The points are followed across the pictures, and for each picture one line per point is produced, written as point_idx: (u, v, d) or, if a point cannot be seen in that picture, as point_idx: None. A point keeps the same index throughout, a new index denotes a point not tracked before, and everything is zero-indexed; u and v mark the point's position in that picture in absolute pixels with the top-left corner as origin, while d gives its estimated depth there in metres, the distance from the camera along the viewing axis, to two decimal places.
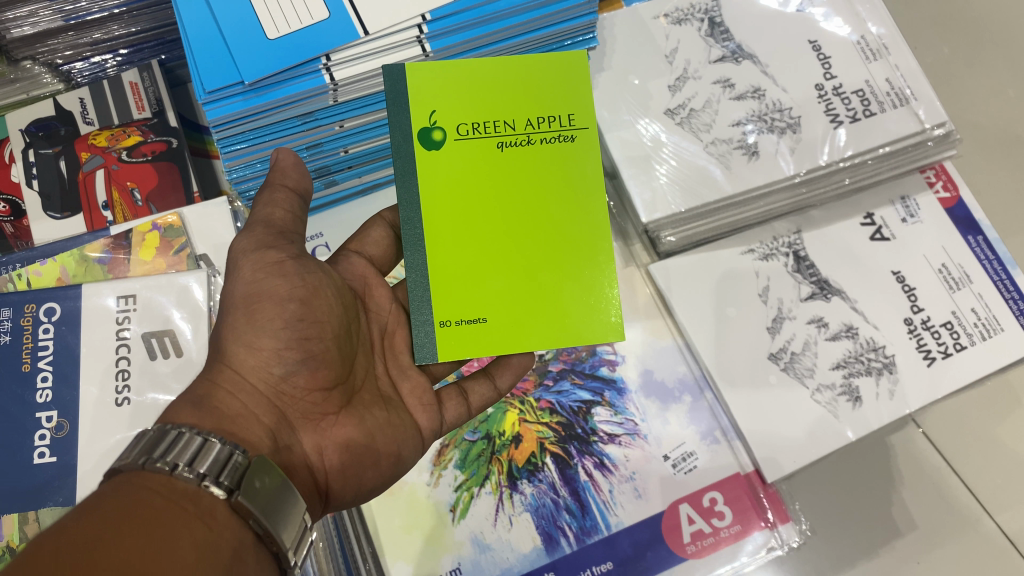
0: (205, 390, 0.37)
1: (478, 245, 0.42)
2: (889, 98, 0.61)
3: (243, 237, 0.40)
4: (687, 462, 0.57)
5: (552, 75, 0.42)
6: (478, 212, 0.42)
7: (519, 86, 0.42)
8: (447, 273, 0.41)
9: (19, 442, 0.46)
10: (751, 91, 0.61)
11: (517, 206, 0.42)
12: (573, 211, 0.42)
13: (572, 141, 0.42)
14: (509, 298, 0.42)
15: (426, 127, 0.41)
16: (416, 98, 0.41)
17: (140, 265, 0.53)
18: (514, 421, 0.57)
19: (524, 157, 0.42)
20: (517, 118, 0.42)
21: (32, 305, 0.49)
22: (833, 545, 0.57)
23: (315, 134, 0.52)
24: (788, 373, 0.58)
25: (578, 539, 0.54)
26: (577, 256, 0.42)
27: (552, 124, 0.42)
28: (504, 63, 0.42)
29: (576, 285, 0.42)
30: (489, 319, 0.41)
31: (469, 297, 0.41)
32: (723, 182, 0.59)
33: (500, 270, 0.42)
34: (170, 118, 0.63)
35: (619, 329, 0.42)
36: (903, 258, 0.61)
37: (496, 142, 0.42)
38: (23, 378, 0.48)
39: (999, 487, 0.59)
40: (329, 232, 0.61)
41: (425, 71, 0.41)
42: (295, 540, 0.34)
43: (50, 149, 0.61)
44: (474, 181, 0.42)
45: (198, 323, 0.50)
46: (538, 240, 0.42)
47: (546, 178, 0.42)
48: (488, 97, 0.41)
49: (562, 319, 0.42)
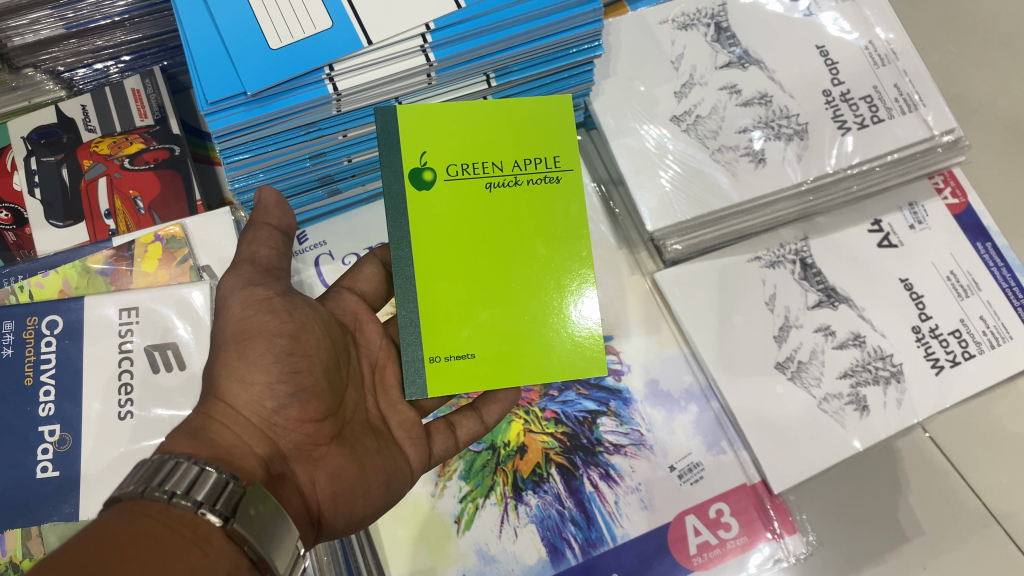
0: (200, 423, 0.36)
1: (466, 282, 0.41)
2: (897, 104, 0.60)
3: (230, 276, 0.40)
4: (694, 473, 0.56)
5: (540, 116, 0.42)
6: (465, 250, 0.41)
7: (507, 128, 0.41)
8: (436, 309, 0.41)
9: (23, 456, 0.46)
10: (758, 97, 0.61)
11: (504, 244, 0.41)
12: (559, 249, 0.42)
13: (558, 182, 0.42)
14: (497, 333, 0.41)
15: (417, 167, 0.41)
16: (407, 139, 0.41)
17: (142, 277, 0.52)
18: (519, 431, 0.57)
19: (511, 196, 0.41)
20: (505, 159, 0.41)
21: (34, 318, 0.49)
22: (840, 550, 0.57)
23: (318, 144, 0.51)
24: (794, 383, 0.58)
25: (583, 551, 0.54)
26: (561, 293, 0.42)
27: (538, 165, 0.42)
28: (493, 104, 0.41)
29: (560, 322, 0.42)
30: (477, 353, 0.41)
31: (457, 333, 0.41)
32: (729, 190, 0.58)
33: (488, 306, 0.41)
34: (173, 125, 0.62)
35: (601, 365, 0.42)
36: (912, 265, 0.61)
37: (484, 183, 0.41)
38: (25, 392, 0.48)
39: (1005, 487, 0.59)
40: (333, 240, 0.61)
41: (417, 112, 0.41)
42: (290, 565, 0.34)
43: (52, 156, 0.61)
44: (462, 220, 0.41)
45: (201, 335, 0.50)
46: (524, 277, 0.42)
47: (532, 217, 0.42)
48: (477, 139, 0.41)
49: (547, 354, 0.42)
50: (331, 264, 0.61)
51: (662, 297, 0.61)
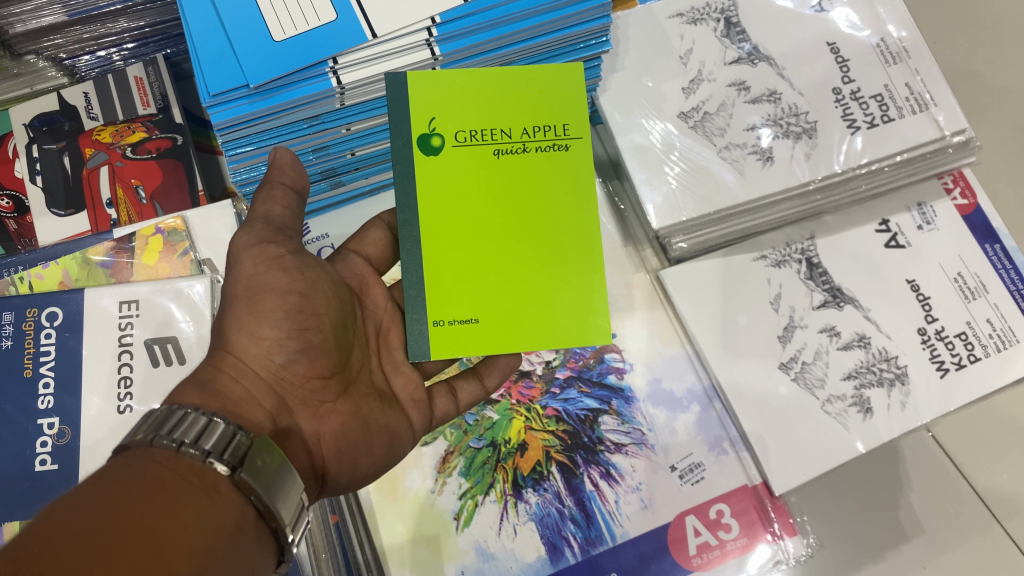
0: (209, 374, 0.36)
1: (472, 247, 0.41)
2: (908, 103, 0.59)
3: (242, 232, 0.39)
4: (695, 473, 0.56)
5: (555, 85, 0.41)
6: (472, 217, 0.41)
7: (517, 96, 0.41)
8: (441, 273, 0.41)
9: (21, 449, 0.46)
10: (767, 94, 0.60)
11: (511, 211, 0.41)
12: (566, 219, 0.41)
13: (566, 151, 0.41)
14: (501, 300, 0.41)
15: (425, 133, 0.40)
16: (416, 104, 0.40)
17: (143, 269, 0.52)
18: (520, 429, 0.57)
19: (519, 165, 0.41)
20: (513, 127, 0.41)
21: (34, 309, 0.49)
22: (840, 550, 0.58)
23: (321, 137, 0.51)
24: (798, 383, 0.57)
25: (583, 550, 0.54)
26: (566, 263, 0.42)
27: (547, 134, 0.41)
28: (503, 72, 0.41)
29: (565, 290, 0.42)
30: (480, 319, 0.41)
31: (461, 298, 0.41)
32: (735, 188, 0.58)
33: (493, 274, 0.41)
34: (175, 114, 0.62)
35: (604, 334, 0.41)
36: (919, 266, 0.60)
37: (492, 150, 0.41)
38: (25, 384, 0.48)
39: (1007, 485, 0.59)
40: (336, 233, 0.61)
41: (425, 78, 0.40)
42: (295, 517, 0.34)
43: (54, 144, 0.61)
44: (469, 188, 0.41)
45: (201, 328, 0.50)
46: (529, 246, 0.41)
47: (539, 188, 0.41)
48: (487, 106, 0.40)
49: (550, 321, 0.41)
50: (334, 257, 0.60)
51: (665, 295, 0.60)
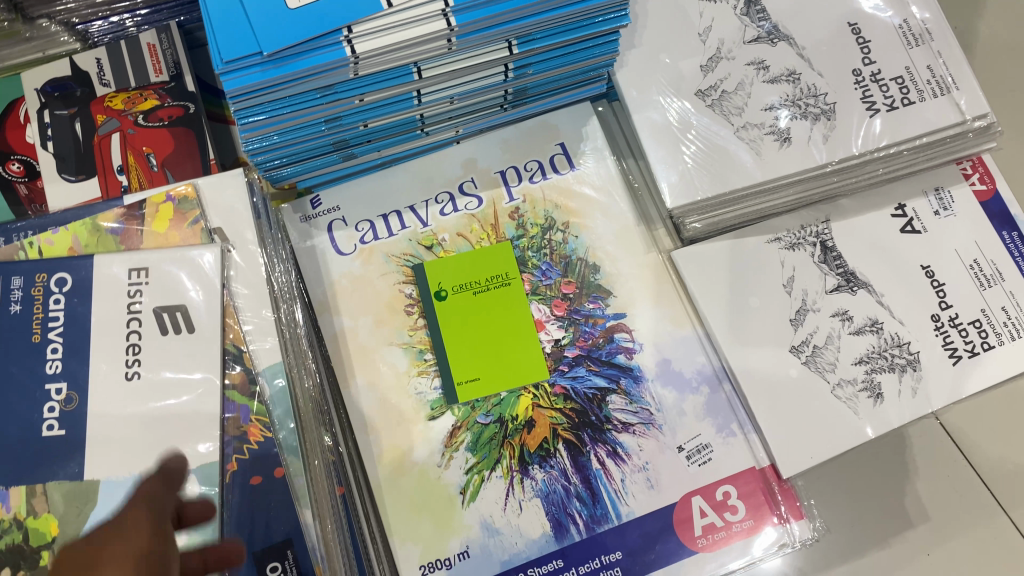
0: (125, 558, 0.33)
1: (470, 351, 0.56)
2: (929, 86, 0.59)
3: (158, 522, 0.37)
4: (702, 454, 0.56)
5: (500, 255, 0.59)
6: (472, 320, 0.57)
7: (483, 269, 0.58)
8: (456, 353, 0.56)
9: (29, 414, 0.46)
10: (786, 74, 0.59)
11: (495, 317, 0.57)
12: (520, 325, 0.57)
13: (515, 290, 0.58)
14: (490, 355, 0.56)
15: (435, 292, 0.58)
16: (429, 277, 0.58)
17: (153, 237, 0.51)
18: (527, 406, 0.56)
19: (491, 303, 0.57)
20: (483, 280, 0.58)
21: (44, 275, 0.49)
22: (845, 535, 0.61)
23: (334, 108, 0.50)
24: (809, 367, 0.57)
25: (588, 528, 0.54)
26: (522, 336, 0.57)
27: (501, 282, 0.58)
28: (476, 250, 0.59)
29: (524, 349, 0.57)
30: (480, 375, 0.56)
31: (468, 372, 0.56)
32: (752, 168, 0.57)
33: (482, 368, 0.56)
34: (188, 82, 0.61)
35: (545, 369, 0.56)
36: (934, 252, 0.60)
37: (470, 292, 0.58)
38: (33, 349, 0.47)
39: (1014, 475, 0.62)
40: (347, 206, 0.60)
41: (435, 266, 0.59)
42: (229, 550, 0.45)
43: (66, 110, 0.60)
44: (465, 320, 0.57)
45: (211, 299, 0.49)
46: (502, 347, 0.57)
47: (503, 312, 0.57)
48: (469, 271, 0.58)
49: (515, 358, 0.56)
50: (346, 230, 0.60)
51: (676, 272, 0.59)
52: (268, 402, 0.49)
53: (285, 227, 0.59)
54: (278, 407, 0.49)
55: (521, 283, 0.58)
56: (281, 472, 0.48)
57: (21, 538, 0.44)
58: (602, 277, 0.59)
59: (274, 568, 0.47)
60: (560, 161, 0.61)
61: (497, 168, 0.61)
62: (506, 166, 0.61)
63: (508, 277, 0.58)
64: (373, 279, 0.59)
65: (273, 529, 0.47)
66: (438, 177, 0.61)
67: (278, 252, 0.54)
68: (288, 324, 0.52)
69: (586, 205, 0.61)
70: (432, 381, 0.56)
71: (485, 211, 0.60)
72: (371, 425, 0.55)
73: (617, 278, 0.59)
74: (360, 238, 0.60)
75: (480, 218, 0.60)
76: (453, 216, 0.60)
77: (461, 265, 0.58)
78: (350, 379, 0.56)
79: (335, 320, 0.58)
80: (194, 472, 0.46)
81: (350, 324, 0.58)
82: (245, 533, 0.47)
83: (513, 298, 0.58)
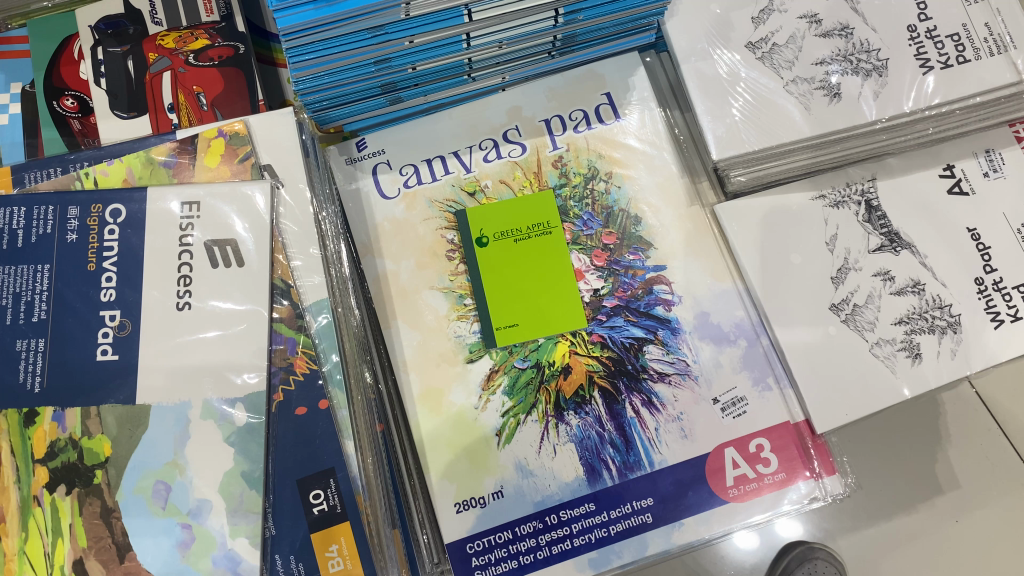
0: None
1: (510, 298, 0.57)
2: (986, 44, 0.57)
3: None
4: (737, 407, 0.56)
5: (541, 205, 0.59)
6: (512, 267, 0.57)
7: (526, 218, 0.59)
8: (496, 301, 0.57)
9: (84, 339, 0.48)
10: (838, 29, 0.59)
11: (535, 264, 0.57)
12: (560, 272, 0.57)
13: (554, 239, 0.58)
14: (530, 303, 0.57)
15: (477, 239, 0.58)
16: (472, 224, 0.59)
17: (204, 171, 0.52)
18: (564, 352, 0.56)
19: (531, 251, 0.58)
20: (524, 228, 0.58)
21: (98, 206, 0.50)
22: (876, 499, 0.67)
23: (384, 49, 0.50)
24: (848, 325, 0.56)
25: (620, 474, 0.55)
26: (563, 284, 0.57)
27: (543, 231, 0.58)
28: (520, 198, 0.59)
29: (562, 297, 0.57)
30: (520, 322, 0.57)
31: (508, 320, 0.57)
32: (801, 124, 0.57)
33: (521, 314, 0.57)
34: (238, 23, 0.62)
35: (581, 317, 0.57)
36: (981, 214, 0.58)
37: (511, 240, 0.58)
38: (88, 277, 0.49)
39: None
40: (392, 150, 0.61)
41: (478, 213, 0.59)
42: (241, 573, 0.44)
43: (119, 48, 0.61)
44: (504, 267, 0.57)
45: (261, 235, 0.50)
46: (541, 295, 0.57)
47: (544, 258, 0.58)
48: (511, 220, 0.59)
49: (553, 306, 0.57)
50: (390, 174, 0.60)
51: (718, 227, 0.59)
52: (314, 335, 0.50)
53: (331, 169, 0.60)
54: (323, 340, 0.50)
55: (563, 232, 0.59)
56: (326, 403, 0.49)
57: (76, 457, 0.46)
58: (643, 229, 0.59)
59: (317, 495, 0.48)
60: (605, 111, 0.61)
61: (541, 116, 0.61)
62: (550, 115, 0.61)
63: (550, 226, 0.58)
64: (415, 223, 0.59)
65: (316, 458, 0.48)
66: (482, 123, 0.61)
67: (324, 193, 0.55)
68: (334, 263, 0.53)
69: (630, 156, 0.61)
70: (471, 325, 0.57)
71: (528, 158, 0.60)
72: (410, 364, 0.56)
73: (658, 230, 0.59)
74: (404, 182, 0.60)
75: (524, 166, 0.60)
76: (496, 163, 0.60)
77: (503, 211, 0.59)
78: (390, 320, 0.57)
79: (378, 262, 0.58)
80: (240, 401, 0.48)
81: (392, 267, 0.58)
82: (290, 460, 0.48)
83: (553, 247, 0.58)
